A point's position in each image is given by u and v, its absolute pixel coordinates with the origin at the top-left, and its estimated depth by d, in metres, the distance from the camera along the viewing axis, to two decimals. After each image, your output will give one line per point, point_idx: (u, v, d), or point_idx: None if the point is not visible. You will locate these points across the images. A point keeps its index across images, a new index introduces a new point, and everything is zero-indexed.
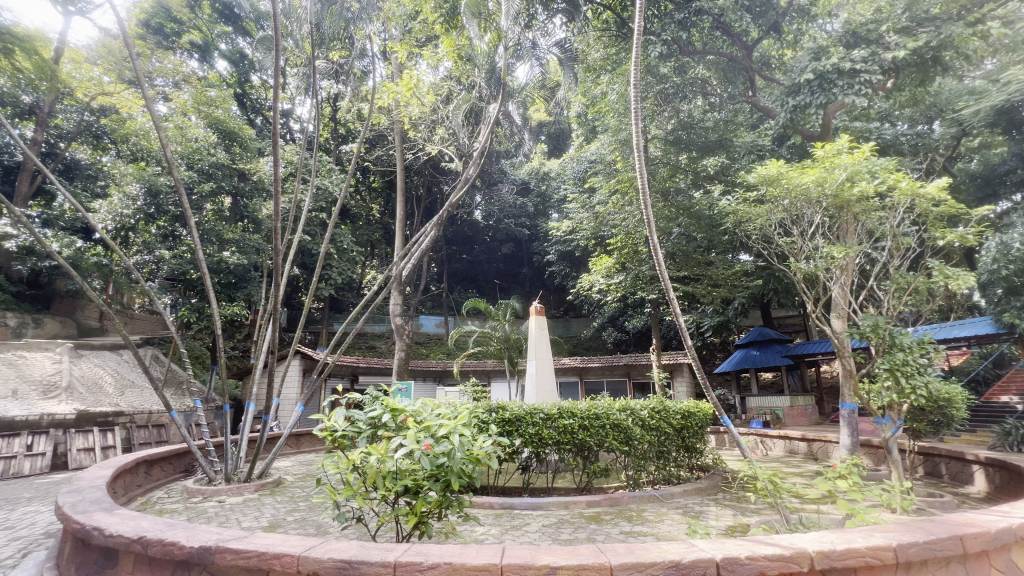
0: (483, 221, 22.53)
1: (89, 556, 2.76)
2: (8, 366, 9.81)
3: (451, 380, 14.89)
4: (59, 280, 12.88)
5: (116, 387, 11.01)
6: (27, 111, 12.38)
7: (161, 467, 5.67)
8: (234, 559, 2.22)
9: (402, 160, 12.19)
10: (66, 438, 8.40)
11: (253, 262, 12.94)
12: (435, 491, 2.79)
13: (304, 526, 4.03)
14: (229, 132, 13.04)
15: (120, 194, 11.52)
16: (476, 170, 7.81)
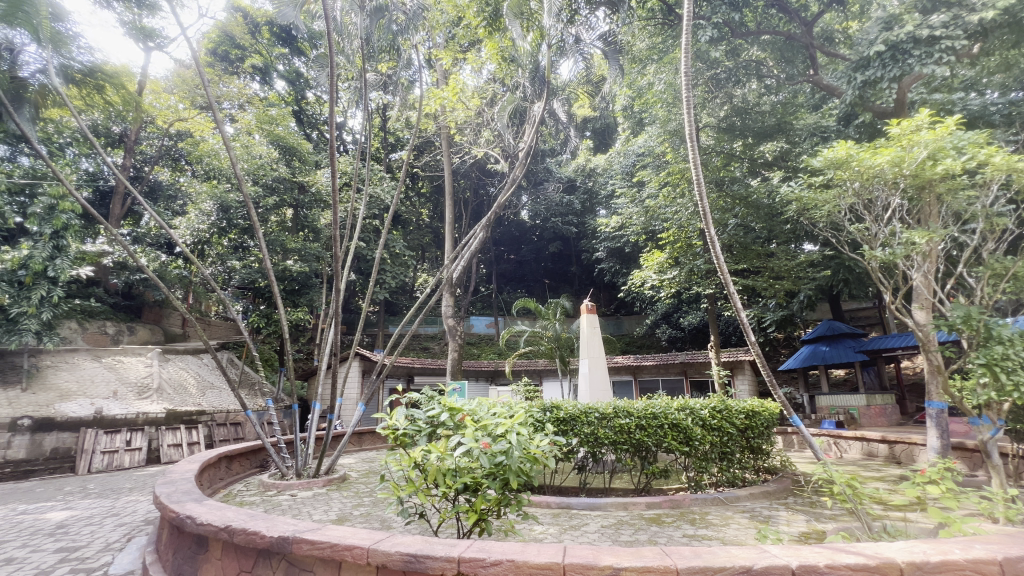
0: (530, 221, 22.57)
1: (183, 542, 3.02)
2: (109, 370, 10.97)
3: (504, 380, 15.00)
4: (148, 292, 14.23)
5: (198, 388, 12.02)
6: (118, 140, 13.76)
7: (239, 462, 6.10)
8: (310, 549, 2.35)
9: (449, 165, 12.40)
10: (157, 434, 9.29)
11: (314, 269, 13.66)
12: (495, 488, 2.83)
13: (369, 520, 4.19)
14: (289, 147, 13.87)
15: (196, 211, 12.47)
16: (522, 170, 7.79)
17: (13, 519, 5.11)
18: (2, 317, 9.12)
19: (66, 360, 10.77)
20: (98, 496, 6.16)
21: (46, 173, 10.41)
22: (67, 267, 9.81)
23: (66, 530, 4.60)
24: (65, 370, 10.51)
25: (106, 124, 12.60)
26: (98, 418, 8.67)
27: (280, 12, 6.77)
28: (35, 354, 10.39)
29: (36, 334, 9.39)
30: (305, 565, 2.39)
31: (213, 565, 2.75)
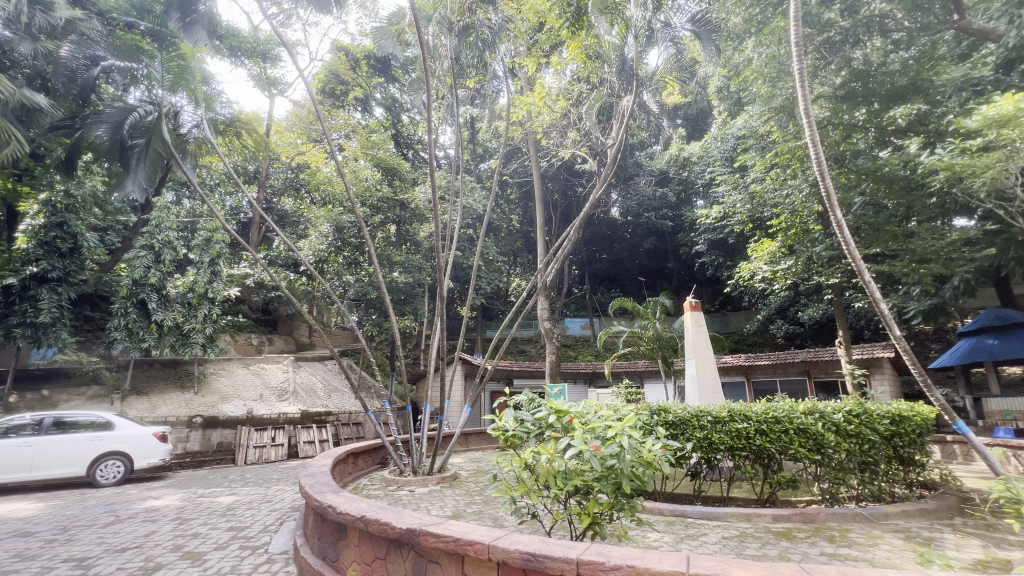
0: (621, 218, 22.00)
1: (325, 528, 3.39)
2: (256, 375, 12.71)
3: (604, 382, 14.68)
4: (281, 307, 16.29)
5: (325, 391, 13.45)
6: (253, 177, 16.03)
7: (364, 458, 6.71)
8: (435, 541, 2.51)
9: (538, 169, 12.53)
10: (295, 432, 10.57)
11: (417, 280, 14.60)
12: (607, 492, 2.78)
13: (483, 518, 4.34)
14: (390, 168, 15.08)
15: (316, 233, 14.00)
16: (613, 168, 7.51)
17: (195, 500, 6.14)
18: (178, 332, 11.04)
19: (224, 368, 12.70)
20: (254, 484, 7.18)
21: (203, 211, 12.43)
22: (222, 288, 11.61)
23: (234, 512, 5.43)
24: (224, 376, 12.41)
25: (244, 165, 14.76)
26: (250, 418, 10.08)
27: (380, 46, 7.45)
28: (202, 363, 12.40)
29: (202, 346, 11.26)
30: (431, 557, 2.56)
31: (353, 551, 3.05)
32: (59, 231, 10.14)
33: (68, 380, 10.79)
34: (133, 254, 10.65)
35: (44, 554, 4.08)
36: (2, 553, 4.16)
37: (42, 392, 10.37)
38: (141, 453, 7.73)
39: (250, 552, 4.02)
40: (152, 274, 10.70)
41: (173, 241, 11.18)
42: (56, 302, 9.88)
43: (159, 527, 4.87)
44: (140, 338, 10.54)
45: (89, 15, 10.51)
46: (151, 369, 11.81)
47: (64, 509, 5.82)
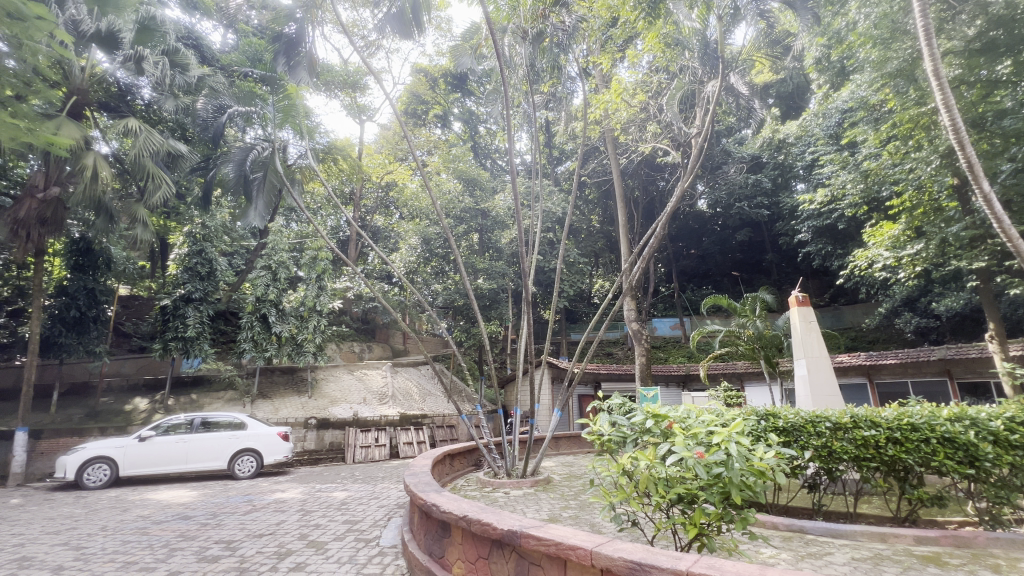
0: (709, 210, 20.76)
1: (430, 526, 3.56)
2: (360, 380, 13.78)
3: (698, 385, 13.77)
4: (378, 316, 17.52)
5: (421, 395, 14.21)
6: (349, 198, 17.47)
7: (459, 459, 6.94)
8: (537, 544, 2.53)
9: (617, 166, 12.24)
10: (396, 433, 11.28)
11: (501, 285, 14.87)
12: (714, 502, 2.60)
13: (579, 523, 4.28)
14: (472, 179, 15.65)
15: (407, 246, 14.89)
16: (698, 157, 7.08)
17: (315, 494, 6.79)
18: (294, 342, 12.31)
19: (332, 374, 13.91)
20: (363, 482, 7.77)
21: (309, 233, 13.75)
22: (327, 301, 12.77)
23: (347, 506, 5.90)
24: (333, 381, 13.59)
25: (342, 188, 16.14)
26: (355, 419, 10.91)
27: (459, 63, 7.76)
28: (314, 369, 13.69)
29: (314, 354, 12.48)
30: (534, 560, 2.58)
31: (457, 549, 3.17)
32: (199, 258, 11.79)
33: (209, 386, 12.46)
34: (255, 274, 12.08)
35: (200, 536, 4.75)
36: (170, 533, 4.90)
37: (191, 395, 12.10)
38: (268, 450, 8.72)
39: (364, 545, 4.34)
40: (271, 291, 12.07)
41: (286, 262, 12.52)
42: (199, 318, 11.48)
43: (287, 517, 5.45)
44: (264, 348, 11.92)
45: (215, 71, 12.17)
46: (273, 375, 13.14)
47: (212, 497, 6.73)
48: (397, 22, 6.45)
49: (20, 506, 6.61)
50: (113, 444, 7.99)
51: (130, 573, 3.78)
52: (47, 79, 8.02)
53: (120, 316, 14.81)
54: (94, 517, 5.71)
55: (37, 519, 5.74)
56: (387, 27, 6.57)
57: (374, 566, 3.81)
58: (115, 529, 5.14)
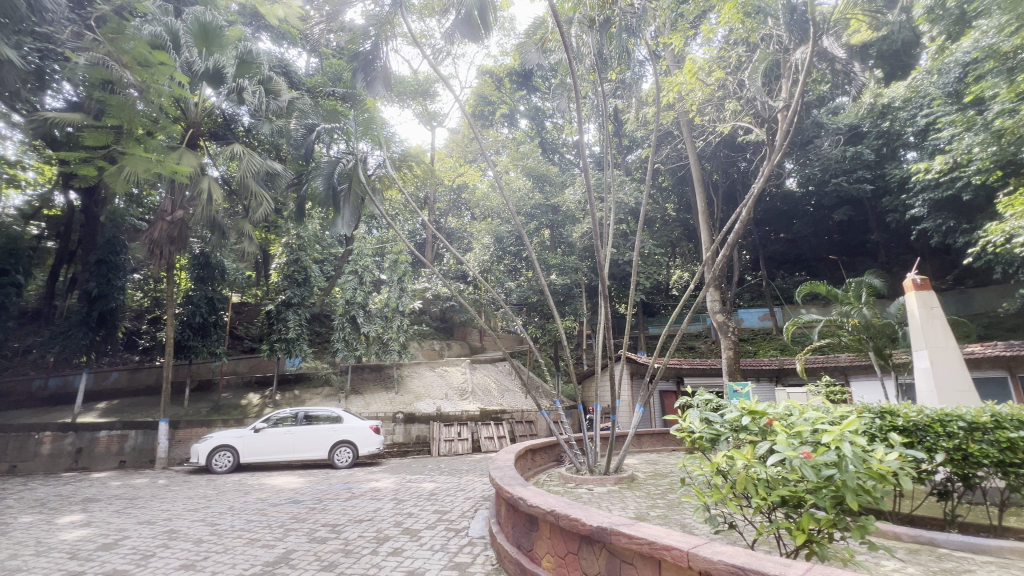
0: (800, 189, 18.99)
1: (518, 518, 3.61)
2: (441, 377, 14.36)
3: (794, 380, 12.71)
4: (455, 315, 18.13)
5: (499, 391, 14.52)
6: (424, 202, 18.23)
7: (541, 455, 6.99)
8: (629, 542, 2.48)
9: (694, 149, 11.60)
10: (477, 428, 11.61)
11: (574, 280, 14.71)
12: (826, 506, 2.37)
13: (670, 522, 4.12)
14: (541, 175, 15.64)
15: (480, 245, 15.26)
16: (788, 131, 6.47)
17: (406, 484, 7.18)
18: (380, 341, 13.12)
19: (416, 371, 14.61)
20: (449, 474, 8.10)
21: (389, 237, 14.53)
22: (408, 302, 13.49)
23: (436, 496, 6.19)
24: (416, 378, 14.28)
25: (417, 193, 16.89)
26: (439, 414, 11.36)
27: (526, 59, 7.75)
28: (399, 366, 14.45)
29: (398, 352, 13.19)
30: (626, 558, 2.54)
31: (545, 543, 3.20)
32: (295, 266, 12.94)
33: (309, 382, 13.63)
34: (344, 279, 12.95)
35: (310, 518, 5.23)
36: (284, 515, 5.44)
37: (294, 391, 13.32)
38: (362, 442, 9.38)
39: (454, 534, 4.52)
40: (358, 294, 12.88)
41: (371, 266, 13.32)
42: (298, 321, 12.59)
43: (383, 505, 5.83)
44: (354, 347, 12.77)
45: (303, 93, 13.25)
46: (364, 372, 14.09)
47: (317, 484, 7.38)
48: (465, 27, 6.59)
49: (166, 486, 7.69)
50: (234, 434, 9.01)
51: (254, 548, 4.25)
52: (171, 117, 9.22)
53: (234, 321, 16.65)
54: (223, 498, 6.50)
55: (179, 498, 6.64)
56: (456, 34, 6.73)
57: (465, 555, 3.95)
58: (241, 509, 5.81)
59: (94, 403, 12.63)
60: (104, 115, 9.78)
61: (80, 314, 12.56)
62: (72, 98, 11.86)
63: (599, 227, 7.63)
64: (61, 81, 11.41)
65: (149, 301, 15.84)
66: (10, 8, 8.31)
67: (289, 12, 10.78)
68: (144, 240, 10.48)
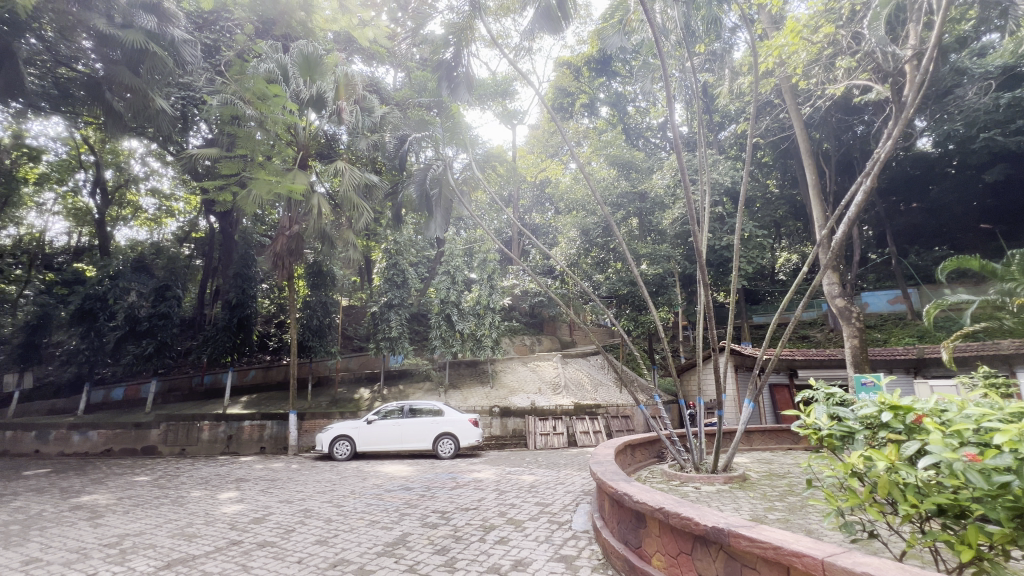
0: (937, 149, 16.30)
1: (624, 513, 3.53)
2: (533, 371, 14.56)
3: (939, 372, 10.96)
4: (544, 310, 18.23)
5: (592, 385, 14.37)
6: (508, 200, 18.56)
7: (642, 451, 6.77)
8: (750, 546, 2.32)
9: (800, 117, 10.45)
10: (572, 422, 11.61)
11: (666, 269, 14.04)
12: (1000, 519, 1.99)
13: (793, 526, 3.76)
14: (626, 162, 15.14)
15: (567, 239, 15.19)
16: (923, 81, 5.53)
17: (506, 476, 7.39)
18: (474, 338, 13.58)
19: (509, 366, 14.94)
20: (547, 467, 8.18)
21: (477, 237, 15.01)
22: (498, 298, 13.82)
23: (536, 489, 6.28)
24: (510, 372, 14.60)
25: (502, 191, 17.23)
26: (534, 408, 11.51)
27: (607, 42, 7.51)
28: (493, 362, 14.90)
29: (492, 347, 13.56)
30: (748, 562, 2.36)
31: (655, 541, 3.10)
32: (394, 269, 13.87)
33: (412, 377, 14.54)
34: (437, 279, 13.57)
35: (421, 504, 5.59)
36: (399, 500, 5.88)
37: (399, 385, 14.32)
38: (463, 434, 9.81)
39: (557, 527, 4.55)
40: (452, 293, 13.44)
41: (461, 266, 13.85)
42: (400, 321, 13.47)
43: (486, 495, 6.05)
44: (451, 344, 13.33)
45: (393, 108, 14.13)
46: (460, 368, 14.70)
47: (424, 473, 7.87)
48: (545, 20, 6.58)
49: (298, 471, 8.70)
50: (350, 425, 9.92)
51: (375, 529, 4.65)
52: (286, 143, 10.32)
53: (345, 323, 18.30)
54: (346, 482, 7.19)
55: (310, 481, 7.47)
56: (535, 29, 6.76)
57: (570, 548, 3.96)
58: (361, 493, 6.38)
59: (239, 396, 14.65)
60: (233, 147, 11.28)
61: (224, 321, 14.65)
62: (208, 136, 13.84)
63: (693, 197, 6.52)
64: (199, 122, 13.36)
65: (276, 307, 18.01)
66: (161, 65, 9.91)
67: (377, 33, 11.52)
68: (269, 253, 11.91)
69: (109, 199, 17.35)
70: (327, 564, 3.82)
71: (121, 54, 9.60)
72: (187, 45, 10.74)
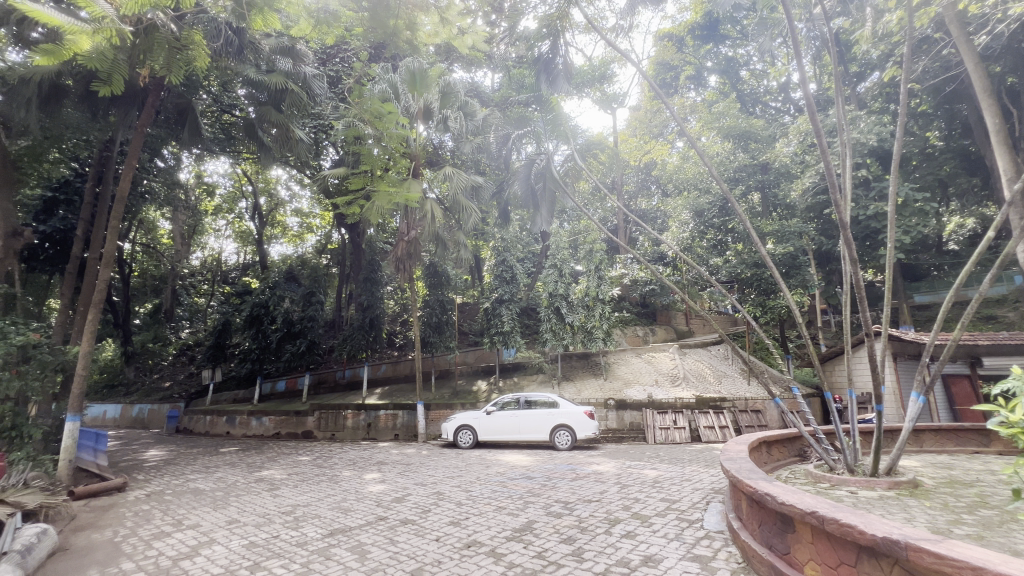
0: None
1: (767, 515, 3.23)
2: (648, 363, 14.02)
3: None
4: (656, 298, 17.43)
5: (715, 377, 13.42)
6: (612, 188, 18.11)
7: (779, 449, 6.11)
8: (936, 562, 1.97)
9: (973, 49, 8.53)
10: (694, 416, 10.97)
11: (798, 247, 12.52)
12: None
13: (991, 544, 3.09)
14: (745, 132, 13.74)
15: (678, 222, 14.37)
16: None
17: (627, 470, 7.22)
18: (585, 330, 13.42)
19: (622, 357, 14.58)
20: (670, 462, 7.82)
21: (583, 227, 14.82)
22: (608, 289, 13.48)
23: (661, 485, 6.04)
24: (624, 365, 14.24)
25: (604, 179, 16.86)
26: (651, 401, 11.10)
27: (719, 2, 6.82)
28: (605, 354, 14.64)
29: (603, 339, 13.30)
30: None
31: (807, 548, 2.79)
32: (503, 266, 14.28)
33: (526, 370, 14.89)
34: (545, 273, 13.71)
35: (544, 494, 5.70)
36: (522, 488, 6.06)
37: (513, 378, 14.77)
38: (579, 426, 9.78)
39: (688, 525, 4.32)
40: (560, 286, 13.48)
41: (568, 258, 13.80)
42: (511, 315, 13.82)
43: (608, 487, 5.98)
44: (562, 337, 13.36)
45: (494, 109, 14.59)
46: (572, 360, 14.68)
47: (544, 464, 8.02)
48: None
49: (428, 456, 9.44)
50: (471, 415, 10.52)
51: (503, 514, 4.86)
52: (400, 156, 11.08)
53: (460, 319, 19.35)
54: (472, 469, 7.63)
55: (439, 467, 8.05)
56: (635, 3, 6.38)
57: (704, 548, 3.73)
58: (486, 480, 6.73)
59: (374, 388, 16.31)
60: (358, 164, 12.52)
61: (359, 321, 16.39)
62: (336, 158, 15.57)
63: (811, 88, 4.98)
64: (328, 146, 15.09)
65: (400, 307, 19.70)
66: (298, 100, 11.25)
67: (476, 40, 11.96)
68: (392, 258, 13.04)
69: (265, 221, 20.48)
70: (462, 544, 4.09)
71: (268, 96, 11.19)
72: (316, 79, 12.19)
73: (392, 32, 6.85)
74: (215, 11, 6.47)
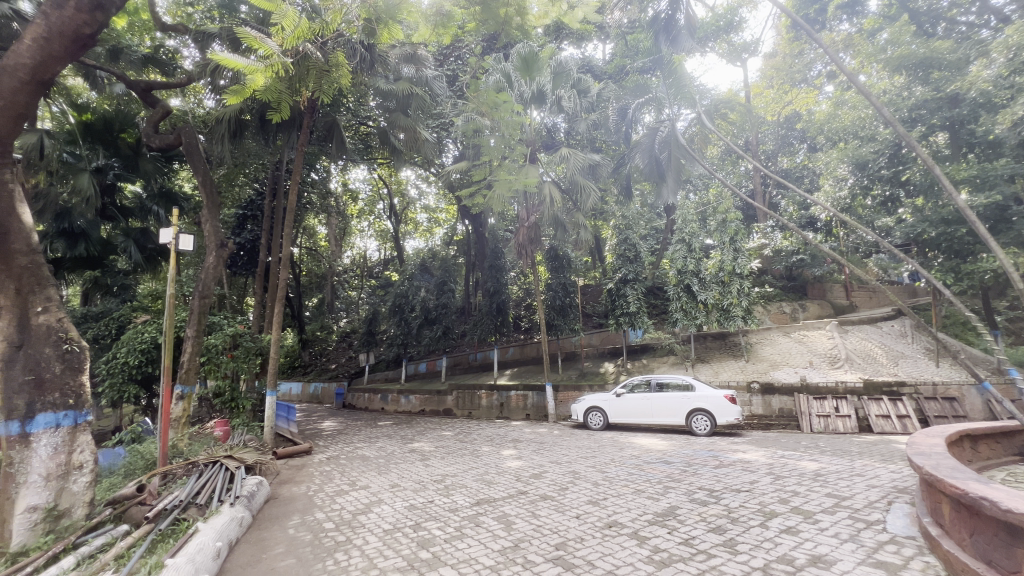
0: None
1: (984, 523, 2.65)
2: (800, 344, 12.45)
3: None
4: (807, 269, 15.35)
5: (889, 358, 11.39)
6: (744, 150, 16.33)
7: (989, 446, 4.96)
8: None
9: None
10: (862, 403, 9.47)
11: (1006, 195, 9.94)
12: None
13: None
14: (925, 58, 11.11)
15: (834, 179, 12.51)
16: None
17: (780, 460, 6.53)
18: (720, 308, 12.40)
19: (767, 337, 13.17)
20: (834, 454, 6.88)
21: (712, 197, 13.63)
22: (746, 262, 12.21)
23: (825, 479, 5.34)
24: (768, 345, 12.86)
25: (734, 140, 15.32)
26: (805, 385, 9.87)
27: None
28: (746, 333, 13.36)
29: (743, 317, 12.13)
30: None
31: None
32: (626, 244, 13.76)
33: (655, 352, 14.30)
34: (672, 249, 12.86)
35: (685, 480, 5.43)
36: (660, 473, 5.86)
37: (642, 360, 14.26)
38: (720, 411, 9.07)
39: (864, 526, 3.76)
40: (689, 262, 12.53)
41: (697, 231, 12.77)
42: (637, 295, 13.27)
43: (759, 478, 5.47)
44: (694, 316, 12.46)
45: (607, 82, 14.10)
46: (707, 340, 13.65)
47: (682, 448, 7.65)
48: None
49: (561, 436, 9.64)
50: (601, 397, 10.51)
51: (643, 498, 4.75)
52: (517, 143, 11.24)
53: (584, 302, 19.22)
54: (605, 451, 7.60)
55: (572, 447, 8.17)
56: None
57: (889, 554, 3.21)
58: (621, 462, 6.65)
59: (505, 370, 17.17)
60: (477, 156, 13.06)
61: (487, 306, 17.26)
62: (456, 154, 16.52)
63: None
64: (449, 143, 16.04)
65: (524, 292, 20.25)
66: (422, 103, 12.27)
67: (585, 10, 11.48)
68: (514, 245, 13.41)
69: (400, 219, 22.65)
70: (602, 523, 4.09)
71: (397, 103, 12.23)
72: (436, 80, 12.93)
73: (503, 20, 6.97)
74: (351, 32, 7.13)
